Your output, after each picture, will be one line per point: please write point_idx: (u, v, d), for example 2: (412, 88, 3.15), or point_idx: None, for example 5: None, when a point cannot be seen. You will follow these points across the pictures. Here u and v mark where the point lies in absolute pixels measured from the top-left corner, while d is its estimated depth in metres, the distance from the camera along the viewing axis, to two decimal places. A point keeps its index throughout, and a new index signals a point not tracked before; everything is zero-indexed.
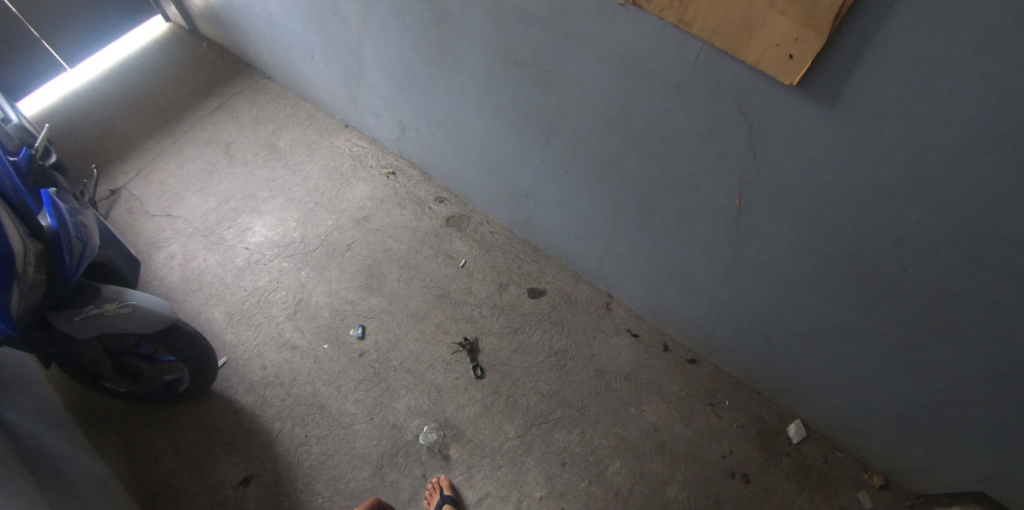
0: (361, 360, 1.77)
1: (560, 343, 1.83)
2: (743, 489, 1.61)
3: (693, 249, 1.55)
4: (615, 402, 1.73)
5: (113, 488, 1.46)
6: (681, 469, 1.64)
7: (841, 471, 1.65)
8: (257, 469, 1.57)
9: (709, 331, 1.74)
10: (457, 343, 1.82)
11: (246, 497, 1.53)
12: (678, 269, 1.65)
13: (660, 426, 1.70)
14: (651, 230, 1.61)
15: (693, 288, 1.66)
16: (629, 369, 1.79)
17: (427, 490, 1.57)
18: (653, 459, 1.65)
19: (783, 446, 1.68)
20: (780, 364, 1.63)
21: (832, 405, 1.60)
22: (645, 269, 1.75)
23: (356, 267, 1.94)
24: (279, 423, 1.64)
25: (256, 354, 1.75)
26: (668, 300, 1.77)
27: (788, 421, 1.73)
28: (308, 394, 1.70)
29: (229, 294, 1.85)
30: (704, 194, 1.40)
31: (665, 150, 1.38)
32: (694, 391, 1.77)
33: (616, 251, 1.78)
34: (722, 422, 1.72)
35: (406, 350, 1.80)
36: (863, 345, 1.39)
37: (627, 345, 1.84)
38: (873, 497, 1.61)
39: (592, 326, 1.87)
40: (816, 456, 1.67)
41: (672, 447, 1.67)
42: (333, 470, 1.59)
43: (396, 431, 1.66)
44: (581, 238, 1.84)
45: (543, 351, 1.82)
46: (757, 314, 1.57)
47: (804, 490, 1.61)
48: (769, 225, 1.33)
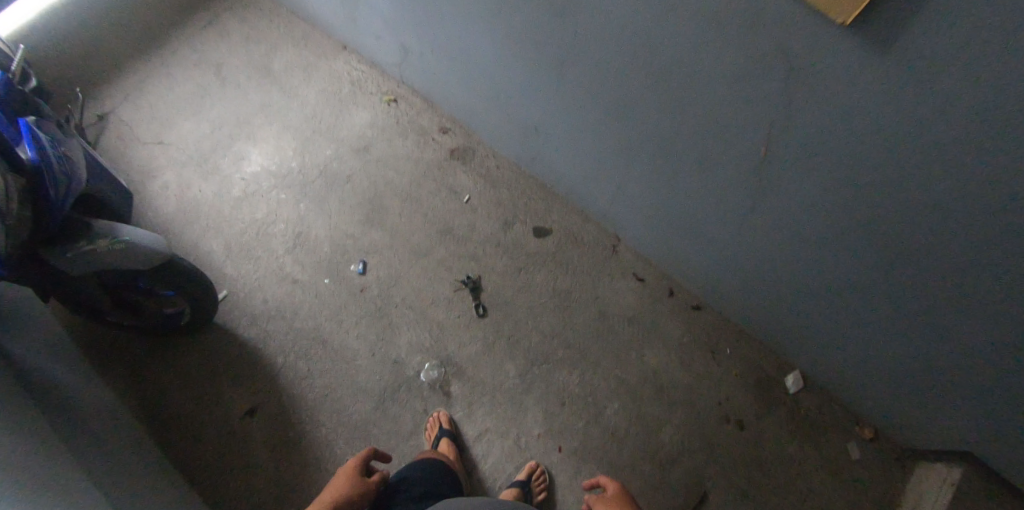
0: (362, 295, 1.75)
1: (564, 283, 1.80)
2: (736, 433, 1.65)
3: (709, 194, 1.48)
4: (616, 345, 1.73)
5: (123, 416, 1.51)
6: (677, 413, 1.67)
7: (834, 423, 1.68)
8: (261, 400, 1.61)
9: (716, 278, 1.71)
10: (460, 280, 1.79)
11: (253, 428, 1.59)
12: (691, 215, 1.59)
13: (660, 371, 1.71)
14: (666, 173, 1.53)
15: (705, 235, 1.61)
16: (632, 312, 1.78)
17: (428, 423, 1.61)
18: (651, 402, 1.68)
19: (779, 396, 1.70)
20: (785, 316, 1.61)
21: (834, 358, 1.59)
22: (656, 212, 1.68)
23: (356, 200, 1.87)
24: (282, 357, 1.66)
25: (257, 287, 1.73)
26: (678, 244, 1.72)
27: (787, 371, 1.74)
28: (310, 328, 1.70)
29: (226, 225, 1.80)
30: (729, 139, 1.30)
31: (690, 90, 1.27)
32: (696, 337, 1.77)
33: (628, 193, 1.71)
34: (722, 369, 1.73)
35: (408, 287, 1.78)
36: (873, 306, 1.36)
37: (632, 288, 1.81)
38: (862, 449, 1.65)
39: (597, 268, 1.83)
40: (810, 407, 1.69)
41: (670, 392, 1.69)
42: (337, 404, 1.63)
43: (397, 367, 1.68)
44: (592, 178, 1.77)
45: (547, 292, 1.79)
46: (768, 266, 1.52)
47: (796, 436, 1.66)
48: (794, 180, 1.26)
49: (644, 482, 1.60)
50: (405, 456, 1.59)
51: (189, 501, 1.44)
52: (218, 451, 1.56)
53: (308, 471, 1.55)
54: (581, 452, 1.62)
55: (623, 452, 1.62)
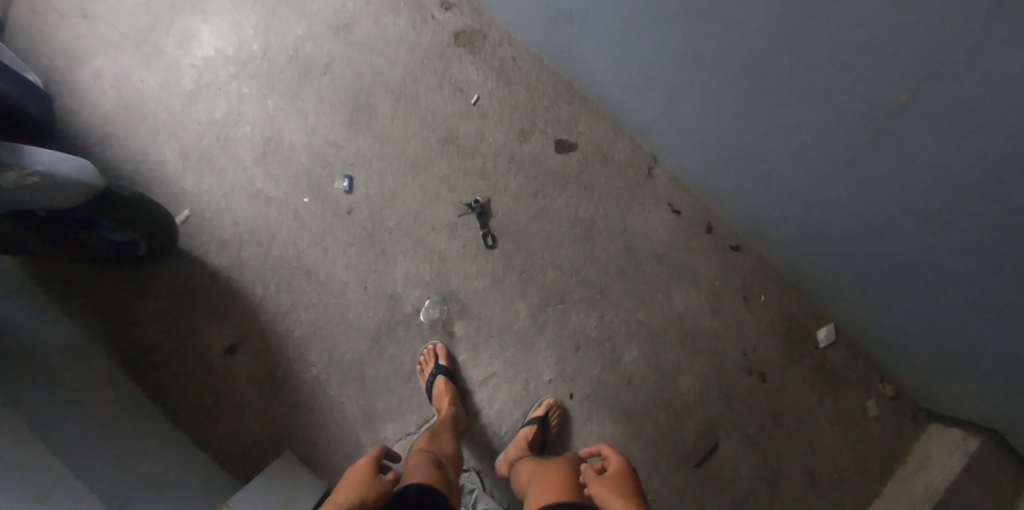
0: (350, 218, 1.49)
1: (587, 211, 1.54)
2: (756, 385, 1.56)
3: (783, 128, 1.16)
4: (640, 287, 1.54)
5: (88, 357, 1.34)
6: (699, 363, 1.54)
7: (856, 379, 1.59)
8: (243, 336, 1.44)
9: (764, 221, 1.45)
10: (465, 204, 1.52)
11: (236, 366, 1.43)
12: (751, 148, 1.28)
13: (686, 315, 1.55)
14: (737, 94, 1.19)
15: (762, 174, 1.32)
16: (663, 249, 1.55)
17: (422, 356, 1.46)
18: (671, 350, 1.54)
19: (807, 349, 1.58)
20: (835, 274, 1.39)
21: (877, 324, 1.42)
22: (707, 138, 1.37)
23: (338, 96, 1.52)
24: (261, 289, 1.45)
25: (224, 207, 1.46)
26: (725, 177, 1.43)
27: (820, 322, 1.59)
28: (290, 257, 1.46)
29: (181, 129, 1.48)
30: (850, 71, 0.96)
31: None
32: (729, 280, 1.57)
33: (677, 111, 1.37)
34: (752, 317, 1.57)
35: (404, 209, 1.51)
36: (944, 290, 1.15)
37: (665, 222, 1.56)
38: (879, 406, 1.58)
39: (627, 194, 1.56)
40: (837, 362, 1.59)
41: (693, 340, 1.54)
42: (327, 341, 1.45)
43: (394, 303, 1.48)
44: (634, 88, 1.42)
45: (568, 221, 1.54)
46: (830, 223, 1.26)
47: (815, 391, 1.57)
48: (929, 138, 0.94)
49: (655, 429, 1.52)
50: (404, 399, 1.46)
51: (168, 447, 1.32)
52: (200, 390, 1.42)
53: (300, 412, 1.44)
54: (593, 399, 1.51)
55: (638, 400, 1.52)
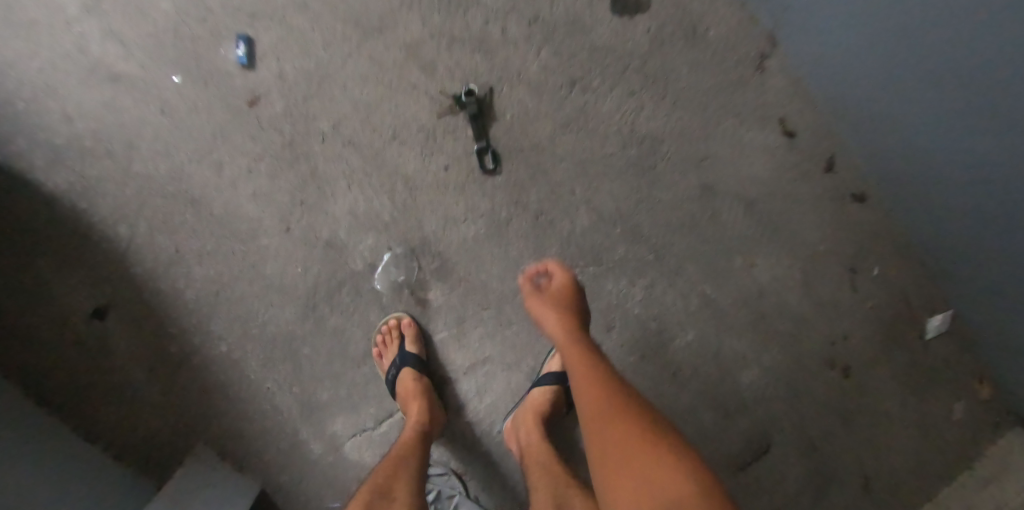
0: (252, 112, 0.93)
1: (647, 123, 0.99)
2: (833, 380, 1.11)
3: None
4: (705, 239, 1.03)
5: None
6: (771, 351, 1.10)
7: (949, 374, 1.12)
8: (113, 295, 0.97)
9: (929, 165, 0.89)
10: (452, 95, 0.96)
11: (114, 335, 0.98)
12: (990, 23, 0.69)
13: (767, 290, 1.07)
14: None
15: (988, 74, 0.72)
16: (757, 193, 1.04)
17: (381, 334, 0.98)
18: (734, 330, 1.08)
19: (910, 339, 1.11)
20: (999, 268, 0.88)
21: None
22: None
23: None
24: (126, 228, 0.94)
25: (46, 89, 0.92)
26: (906, 74, 0.84)
27: (934, 306, 1.11)
28: (168, 179, 0.93)
29: None
30: None
31: None
32: (840, 241, 1.08)
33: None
34: (854, 297, 1.10)
35: (345, 99, 0.95)
36: None
37: (770, 148, 1.04)
38: (965, 410, 1.12)
39: (715, 96, 1.01)
40: (937, 356, 1.12)
41: (771, 319, 1.08)
42: (237, 307, 0.97)
43: (334, 256, 0.96)
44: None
45: (616, 133, 0.98)
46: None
47: (902, 393, 1.12)
48: None
49: (699, 432, 1.10)
50: (355, 388, 1.02)
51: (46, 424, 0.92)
52: (69, 364, 0.98)
53: (213, 397, 1.01)
54: None
55: (682, 398, 1.08)
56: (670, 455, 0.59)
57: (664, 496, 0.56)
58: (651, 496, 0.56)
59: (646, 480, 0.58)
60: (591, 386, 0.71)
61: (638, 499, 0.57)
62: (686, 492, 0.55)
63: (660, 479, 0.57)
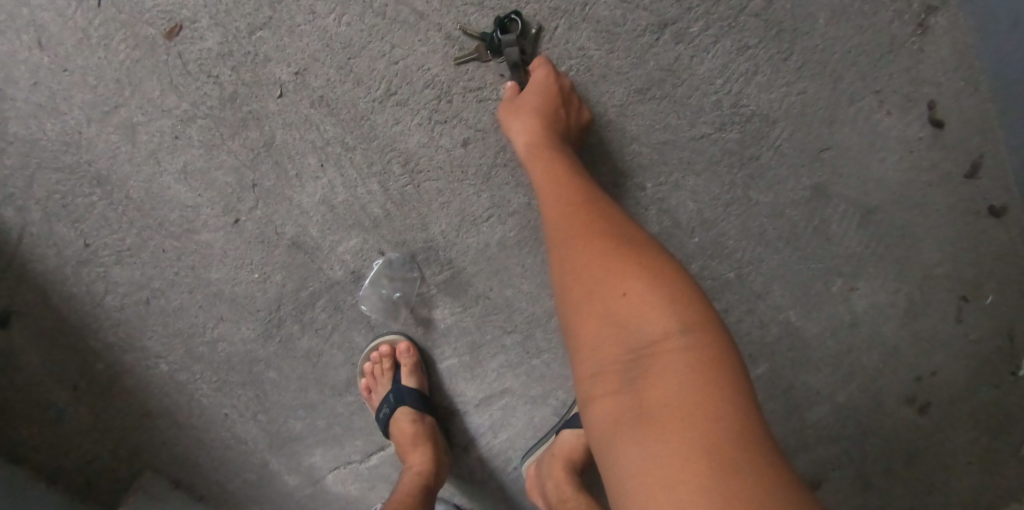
0: (171, 47, 0.64)
1: (751, 87, 0.70)
2: (909, 421, 0.84)
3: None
4: (803, 253, 0.76)
5: None
6: (849, 388, 0.83)
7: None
8: (13, 299, 0.72)
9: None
10: (474, 31, 0.66)
11: (20, 347, 0.74)
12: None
13: (865, 321, 0.81)
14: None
15: None
16: (884, 194, 0.76)
17: (372, 360, 0.75)
18: (819, 369, 0.82)
19: (1000, 374, 0.82)
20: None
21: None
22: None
23: None
24: (14, 212, 0.67)
25: None
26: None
27: None
28: (62, 146, 0.65)
29: None
30: None
31: None
32: (955, 259, 0.79)
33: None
34: (955, 329, 0.81)
35: (313, 31, 0.65)
36: None
37: (910, 136, 0.75)
38: None
39: (852, 54, 0.71)
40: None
41: (859, 355, 0.82)
42: (176, 320, 0.72)
43: (307, 260, 0.70)
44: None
45: (707, 101, 0.70)
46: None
47: (982, 435, 0.83)
48: None
49: None
50: (337, 419, 0.80)
51: None
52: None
53: (155, 424, 0.79)
54: None
55: None
56: (644, 281, 0.44)
57: (636, 342, 0.42)
58: (618, 343, 0.43)
59: (616, 323, 0.44)
60: (555, 199, 0.54)
61: (601, 345, 0.44)
62: (664, 338, 0.41)
63: (632, 320, 0.43)
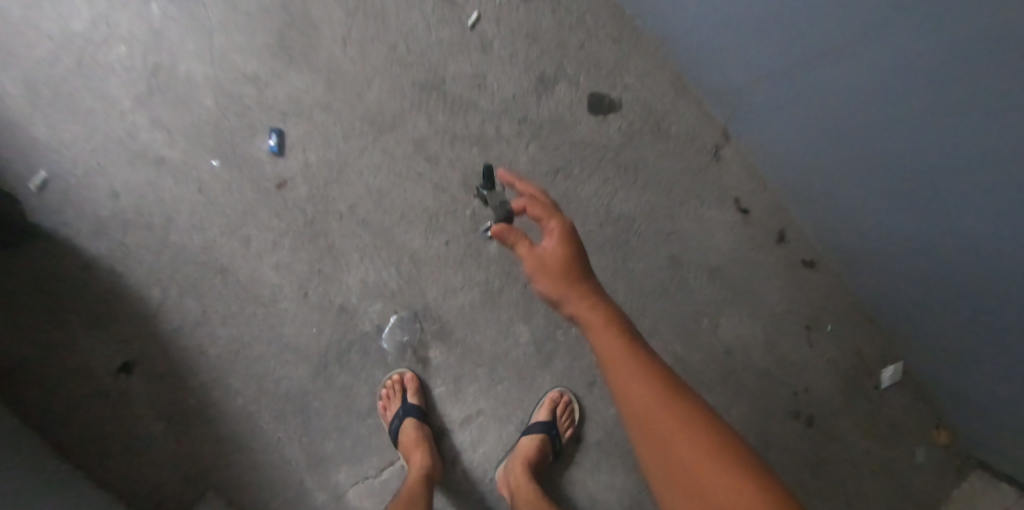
0: (281, 194, 1.06)
1: (622, 202, 1.15)
2: (811, 433, 1.22)
3: (959, 111, 0.70)
4: (674, 304, 1.17)
5: None
6: (741, 402, 1.20)
7: (911, 422, 1.23)
8: (140, 352, 1.05)
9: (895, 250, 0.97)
10: (451, 181, 1.12)
11: (135, 390, 1.05)
12: (892, 137, 0.82)
13: (733, 348, 1.19)
14: (926, 58, 0.70)
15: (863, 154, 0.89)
16: (720, 261, 1.18)
17: (385, 388, 1.09)
18: (708, 389, 1.18)
19: (867, 389, 1.23)
20: (940, 330, 0.99)
21: (969, 379, 1.02)
22: (857, 133, 0.88)
23: (264, 12, 1.07)
24: (158, 291, 1.03)
25: (98, 168, 1.02)
26: (857, 184, 0.95)
27: (889, 359, 1.23)
28: (199, 249, 1.04)
29: (23, 46, 1.01)
30: None
31: None
32: (795, 304, 1.21)
33: (812, 64, 0.88)
34: (811, 351, 1.22)
35: (360, 184, 1.09)
36: None
37: (729, 225, 1.19)
38: (930, 454, 1.22)
39: (683, 181, 1.18)
40: (896, 405, 1.23)
41: (739, 376, 1.19)
42: (254, 366, 1.07)
43: (346, 319, 1.08)
44: (756, 24, 0.94)
45: (597, 214, 1.14)
46: (955, 261, 0.85)
47: (871, 444, 1.22)
48: None
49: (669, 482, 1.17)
50: (359, 440, 1.11)
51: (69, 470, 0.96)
52: (86, 416, 1.04)
53: (224, 450, 1.07)
54: (603, 446, 1.17)
55: None
56: (730, 470, 0.56)
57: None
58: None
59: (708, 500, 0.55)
60: (626, 377, 0.67)
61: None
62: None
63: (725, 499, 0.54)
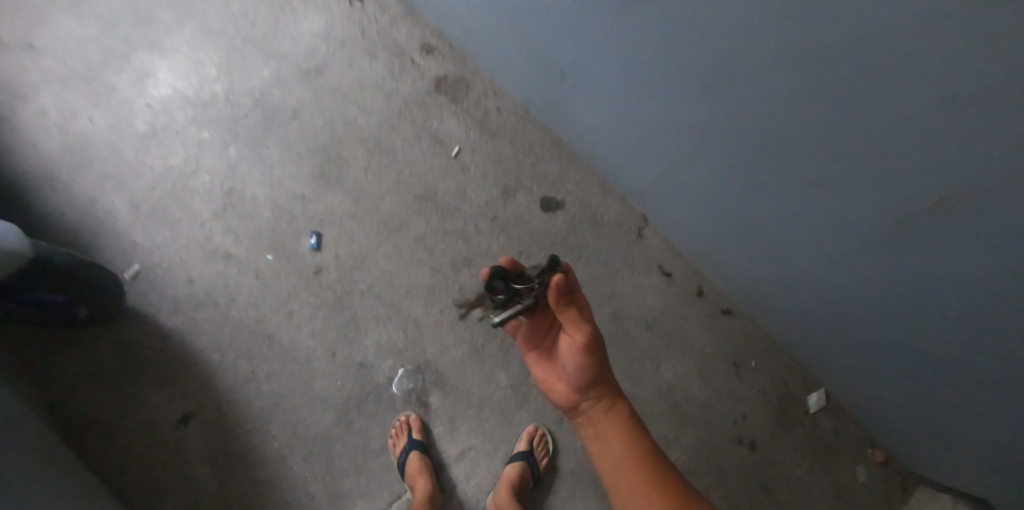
0: (317, 279, 1.37)
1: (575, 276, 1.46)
2: (758, 459, 1.48)
3: (797, 195, 1.05)
4: (625, 350, 1.47)
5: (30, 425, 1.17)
6: (688, 431, 1.47)
7: (846, 444, 1.52)
8: (198, 406, 1.30)
9: (800, 299, 1.29)
10: (442, 270, 1.41)
11: (189, 439, 1.29)
12: (780, 226, 1.15)
13: (675, 385, 1.48)
14: (775, 171, 1.05)
15: (753, 233, 1.23)
16: (653, 315, 1.50)
17: (394, 429, 1.34)
18: (657, 419, 1.46)
19: (798, 415, 1.52)
20: (843, 353, 1.31)
21: (863, 379, 1.34)
22: (766, 224, 1.18)
23: (308, 147, 1.42)
24: (218, 355, 1.32)
25: (178, 262, 1.33)
26: (765, 256, 1.27)
27: (812, 387, 1.54)
28: (252, 321, 1.34)
29: (132, 174, 1.35)
30: (888, 156, 0.84)
31: (862, 79, 0.79)
32: (721, 346, 1.52)
33: (700, 180, 1.24)
34: (742, 384, 1.51)
35: (376, 270, 1.39)
36: (947, 377, 1.07)
37: (655, 287, 1.51)
38: (869, 473, 1.50)
39: (620, 256, 1.51)
40: (828, 428, 1.52)
41: (682, 409, 1.48)
42: (290, 414, 1.33)
43: (364, 373, 1.36)
44: (640, 149, 1.32)
45: None
46: (818, 288, 1.19)
47: (815, 467, 1.49)
48: (951, 242, 0.84)
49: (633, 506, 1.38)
50: (373, 475, 1.34)
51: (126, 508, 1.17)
52: (145, 464, 1.27)
53: (259, 490, 1.29)
54: (576, 474, 1.40)
55: None
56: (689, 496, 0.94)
57: None
58: None
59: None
60: (625, 440, 1.01)
61: None
62: None
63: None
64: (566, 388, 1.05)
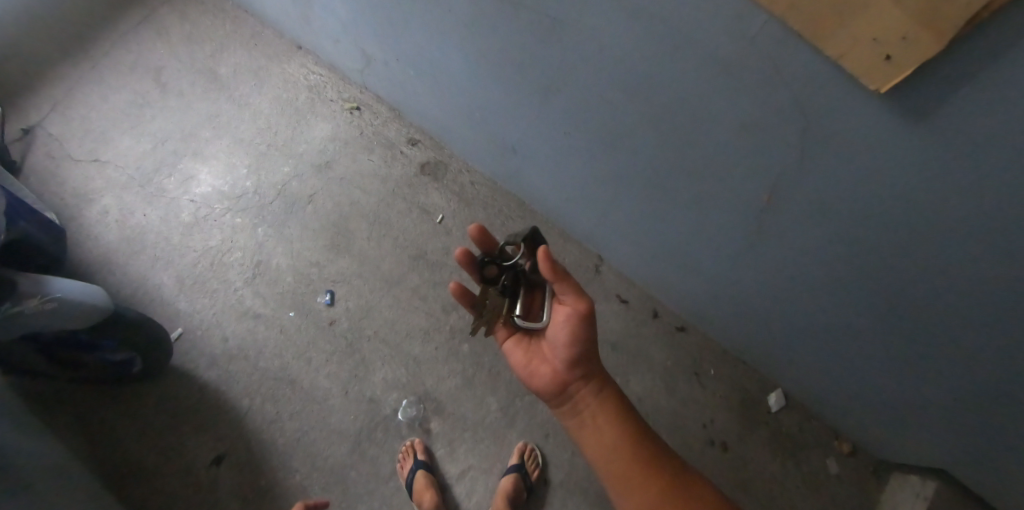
0: (331, 329, 1.63)
1: None
2: (728, 458, 1.68)
3: (693, 217, 1.36)
4: None
5: (86, 471, 1.37)
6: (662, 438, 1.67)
7: (815, 440, 1.69)
8: (228, 447, 1.50)
9: (729, 303, 1.57)
10: (434, 313, 1.67)
11: (221, 478, 1.47)
12: (696, 245, 1.45)
13: (644, 397, 1.71)
14: (674, 202, 1.36)
15: (679, 254, 1.54)
16: (616, 338, 1.76)
17: (401, 453, 1.53)
18: None
19: (762, 415, 1.72)
20: (780, 344, 1.56)
21: (802, 366, 1.56)
22: (686, 244, 1.47)
23: (320, 224, 1.74)
24: (247, 400, 1.54)
25: (215, 324, 1.61)
26: (695, 272, 1.56)
27: (770, 389, 1.74)
28: (276, 368, 1.58)
29: (177, 256, 1.67)
30: (735, 181, 1.16)
31: (689, 132, 1.13)
32: (681, 360, 1.76)
33: (629, 220, 1.57)
34: (704, 391, 1.73)
35: (379, 318, 1.66)
36: (848, 341, 1.32)
37: (616, 312, 1.79)
38: (839, 463, 1.67)
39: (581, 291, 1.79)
40: (792, 425, 1.71)
41: (653, 418, 1.69)
42: (310, 447, 1.52)
43: (373, 407, 1.57)
44: (582, 202, 1.65)
45: None
46: (739, 288, 1.48)
47: (785, 462, 1.67)
48: (796, 229, 1.15)
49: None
50: (385, 498, 1.50)
51: None
52: (180, 504, 1.44)
53: None
54: (567, 485, 1.56)
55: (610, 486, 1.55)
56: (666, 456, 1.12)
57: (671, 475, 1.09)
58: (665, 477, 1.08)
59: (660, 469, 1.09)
60: (608, 414, 1.17)
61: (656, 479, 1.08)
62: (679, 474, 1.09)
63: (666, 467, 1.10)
64: (552, 368, 1.18)
